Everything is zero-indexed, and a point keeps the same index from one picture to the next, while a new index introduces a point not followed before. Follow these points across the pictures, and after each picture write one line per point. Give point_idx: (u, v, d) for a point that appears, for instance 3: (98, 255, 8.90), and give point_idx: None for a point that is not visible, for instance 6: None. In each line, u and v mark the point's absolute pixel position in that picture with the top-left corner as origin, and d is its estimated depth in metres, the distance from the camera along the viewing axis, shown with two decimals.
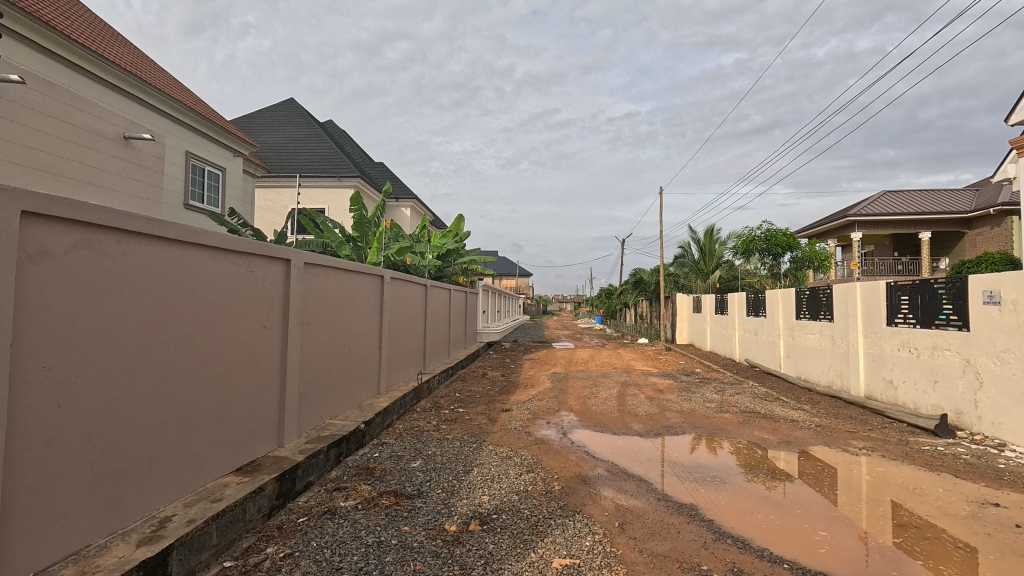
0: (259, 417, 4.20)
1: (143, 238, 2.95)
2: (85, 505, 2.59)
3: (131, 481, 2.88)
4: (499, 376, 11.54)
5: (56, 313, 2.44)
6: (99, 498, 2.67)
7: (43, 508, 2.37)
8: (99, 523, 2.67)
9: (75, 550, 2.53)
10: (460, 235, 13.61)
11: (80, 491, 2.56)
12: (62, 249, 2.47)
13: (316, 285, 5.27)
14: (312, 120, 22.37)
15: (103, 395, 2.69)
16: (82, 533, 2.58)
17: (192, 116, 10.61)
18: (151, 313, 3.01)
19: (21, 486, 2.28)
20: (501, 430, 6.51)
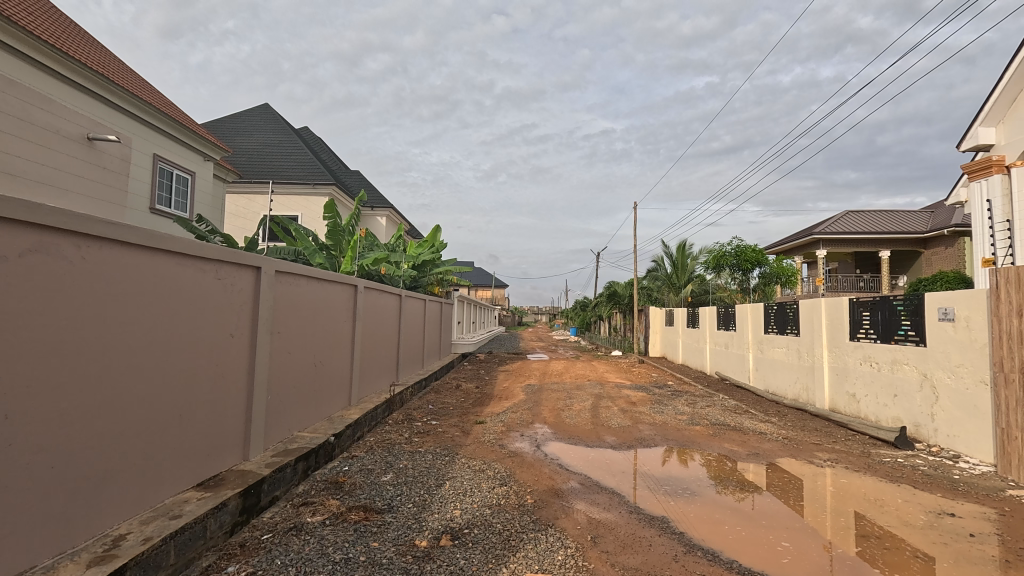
0: (224, 429, 4.06)
1: (103, 241, 2.84)
2: (29, 525, 2.44)
3: (85, 498, 2.75)
4: (473, 388, 11.46)
5: (11, 318, 2.34)
6: (46, 517, 2.53)
7: None
8: (49, 542, 2.54)
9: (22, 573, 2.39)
10: (436, 245, 13.57)
11: (26, 507, 2.41)
12: (16, 253, 2.36)
13: (286, 293, 5.14)
14: (287, 126, 22.09)
15: (57, 404, 2.57)
16: (29, 554, 2.43)
17: (159, 117, 10.31)
18: (110, 321, 2.90)
19: None
20: (474, 442, 6.45)
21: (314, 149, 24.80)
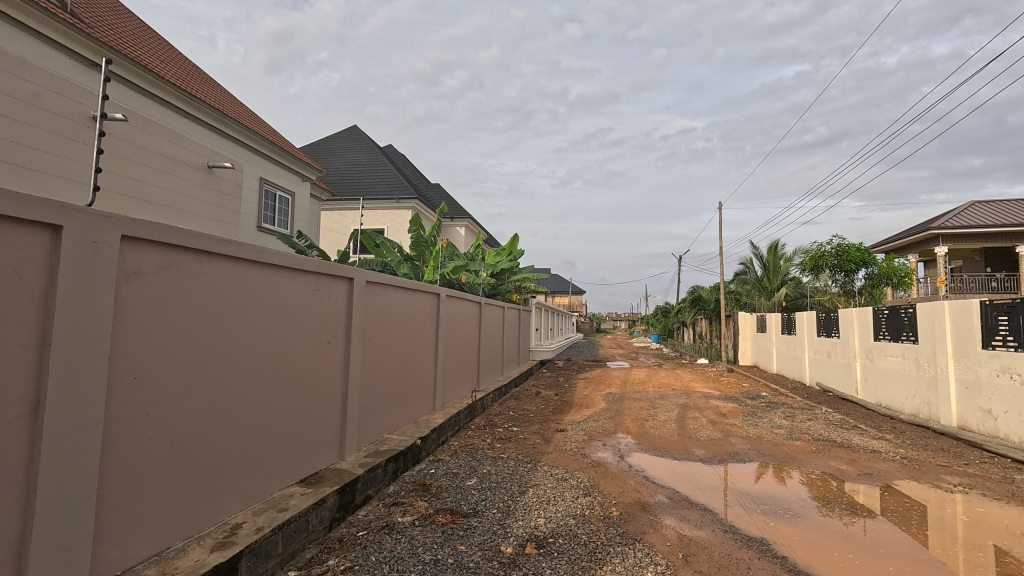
0: (323, 430, 4.36)
1: (221, 256, 3.17)
2: (163, 510, 2.76)
3: (208, 488, 3.07)
4: (552, 396, 11.42)
5: (148, 326, 2.68)
6: (176, 503, 2.85)
7: (128, 508, 2.56)
8: (179, 526, 2.86)
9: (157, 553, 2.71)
10: (514, 253, 13.74)
11: (158, 493, 2.74)
12: (153, 269, 2.70)
13: (376, 301, 5.43)
14: (374, 145, 23.52)
15: (186, 402, 2.91)
16: (163, 535, 2.76)
17: (265, 145, 11.42)
18: (228, 329, 3.23)
19: (114, 486, 2.49)
20: (556, 450, 6.41)
21: (398, 166, 26.13)
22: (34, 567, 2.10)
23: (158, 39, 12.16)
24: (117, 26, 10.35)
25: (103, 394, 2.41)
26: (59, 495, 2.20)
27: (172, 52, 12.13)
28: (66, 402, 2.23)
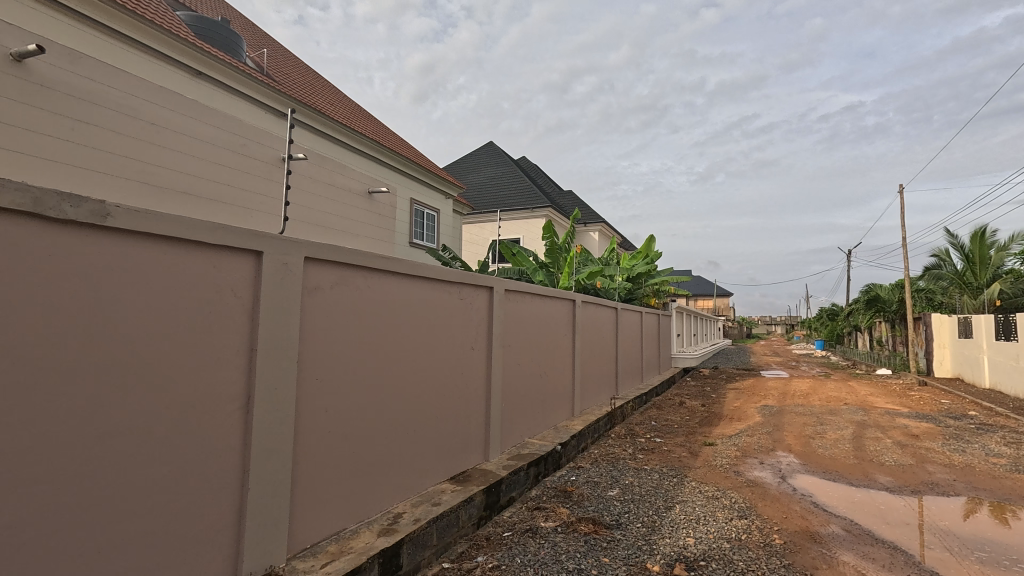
0: (469, 431, 4.64)
1: (380, 271, 3.56)
2: (339, 496, 3.20)
3: (374, 479, 3.47)
4: (698, 406, 10.72)
5: (326, 334, 3.12)
6: (349, 490, 3.28)
7: (314, 492, 3.02)
8: (352, 510, 3.30)
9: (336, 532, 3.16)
10: (651, 255, 13.23)
11: (334, 479, 3.16)
12: (329, 285, 3.14)
13: (514, 309, 5.62)
14: (508, 159, 24.55)
15: (355, 401, 3.34)
16: (339, 518, 3.20)
17: (414, 168, 12.77)
18: (387, 337, 3.62)
19: (304, 473, 2.95)
20: (704, 465, 5.98)
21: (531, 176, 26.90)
22: (247, 532, 2.58)
23: (329, 87, 14.21)
24: (297, 79, 12.29)
25: (294, 391, 2.86)
26: (263, 473, 2.67)
27: (339, 96, 14.08)
28: (267, 396, 2.70)
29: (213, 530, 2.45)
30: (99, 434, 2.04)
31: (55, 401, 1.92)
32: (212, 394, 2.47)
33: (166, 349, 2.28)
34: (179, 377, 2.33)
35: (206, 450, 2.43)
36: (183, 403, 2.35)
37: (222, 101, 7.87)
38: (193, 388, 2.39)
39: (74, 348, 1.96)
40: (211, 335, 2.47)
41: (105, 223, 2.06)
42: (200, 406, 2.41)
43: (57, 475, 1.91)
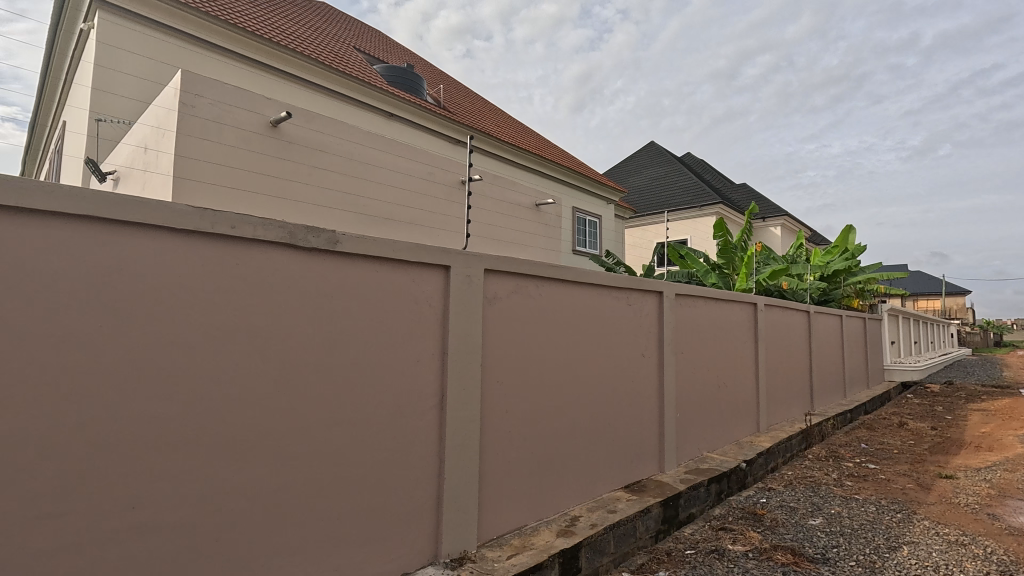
0: (641, 439, 4.73)
1: (544, 279, 3.98)
2: (520, 488, 3.68)
3: (547, 470, 3.86)
4: (929, 429, 8.79)
5: (503, 340, 3.66)
6: (528, 484, 3.73)
7: (499, 482, 3.53)
8: (528, 496, 3.71)
9: (514, 511, 3.62)
10: (853, 249, 11.34)
11: (512, 464, 3.64)
12: (505, 293, 3.71)
13: (688, 314, 5.39)
14: (672, 157, 23.49)
15: (530, 403, 3.79)
16: (521, 508, 3.66)
17: (575, 177, 13.58)
18: (556, 343, 4.02)
19: (490, 464, 3.49)
20: (941, 502, 4.90)
21: (697, 171, 25.24)
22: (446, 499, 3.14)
23: (495, 110, 15.40)
24: (469, 107, 13.60)
25: (478, 384, 3.43)
26: (456, 452, 3.23)
27: (504, 117, 15.17)
28: (458, 386, 3.29)
29: (422, 493, 3.08)
30: (341, 414, 2.74)
31: (318, 388, 2.66)
32: (419, 383, 3.12)
33: (387, 347, 3.00)
34: (396, 368, 3.03)
35: (414, 428, 3.07)
36: (395, 394, 3.00)
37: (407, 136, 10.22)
38: (405, 377, 3.07)
39: (328, 347, 2.70)
40: (416, 335, 3.16)
41: (348, 253, 2.81)
42: (410, 391, 3.08)
43: (320, 439, 2.64)
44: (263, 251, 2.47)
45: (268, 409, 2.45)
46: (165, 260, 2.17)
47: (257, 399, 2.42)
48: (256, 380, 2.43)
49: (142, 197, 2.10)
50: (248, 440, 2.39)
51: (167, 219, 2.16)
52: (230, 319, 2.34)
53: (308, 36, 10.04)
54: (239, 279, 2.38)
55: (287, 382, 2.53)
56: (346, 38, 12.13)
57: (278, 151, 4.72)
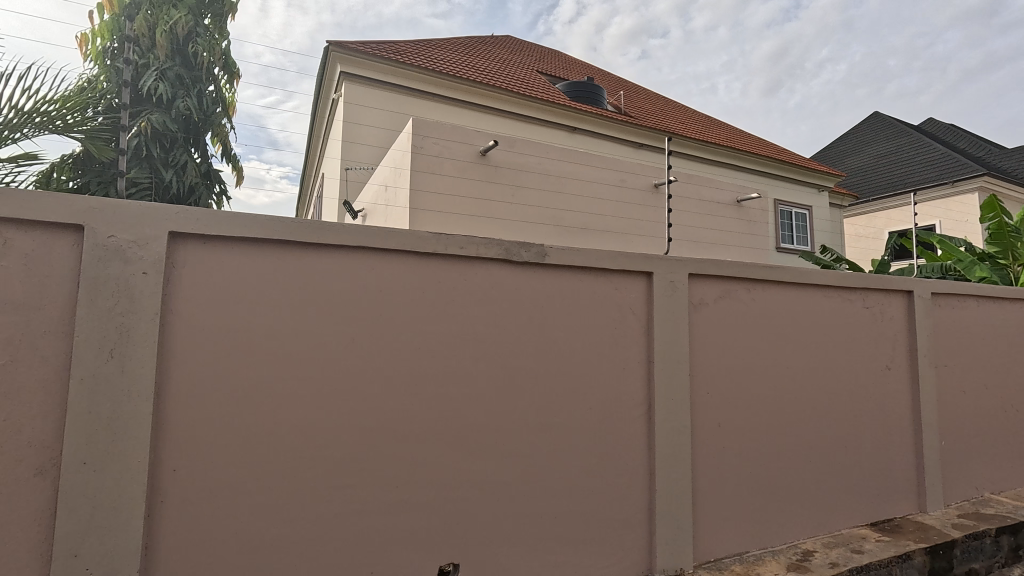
0: (887, 463, 4.27)
1: (747, 279, 3.94)
2: (739, 504, 3.76)
3: (761, 475, 3.85)
4: None
5: (713, 347, 3.79)
6: (748, 499, 3.79)
7: (715, 497, 3.69)
8: (742, 498, 3.78)
9: (728, 513, 3.72)
10: None
11: (722, 466, 3.74)
12: (713, 298, 3.83)
13: (947, 318, 4.60)
14: (906, 128, 19.44)
15: (744, 415, 3.85)
16: (740, 527, 3.75)
17: (773, 164, 12.72)
18: (771, 352, 3.98)
19: (705, 476, 3.68)
20: None
21: (944, 140, 20.30)
22: (659, 490, 3.48)
23: (677, 107, 14.76)
24: (651, 108, 13.37)
25: (686, 386, 3.64)
26: (666, 449, 3.53)
27: (688, 112, 14.45)
28: (664, 388, 3.57)
29: (635, 483, 3.47)
30: (565, 412, 3.29)
31: (547, 390, 3.26)
32: (629, 383, 3.51)
33: (598, 350, 3.43)
34: (607, 370, 3.45)
35: (625, 424, 3.47)
36: (608, 393, 3.44)
37: (588, 146, 10.88)
38: (616, 378, 3.47)
39: (545, 353, 3.27)
40: (625, 339, 3.52)
41: (558, 269, 3.34)
42: (621, 390, 3.48)
43: (548, 434, 3.23)
44: (488, 265, 3.14)
45: (505, 396, 3.13)
46: (421, 274, 2.96)
47: (496, 390, 3.11)
48: (499, 380, 3.13)
49: (410, 230, 2.91)
50: (497, 427, 3.10)
51: (414, 244, 2.93)
52: (480, 330, 3.10)
53: (498, 69, 10.99)
54: (480, 290, 3.12)
55: (522, 379, 3.19)
56: (529, 63, 12.94)
57: (488, 176, 5.22)
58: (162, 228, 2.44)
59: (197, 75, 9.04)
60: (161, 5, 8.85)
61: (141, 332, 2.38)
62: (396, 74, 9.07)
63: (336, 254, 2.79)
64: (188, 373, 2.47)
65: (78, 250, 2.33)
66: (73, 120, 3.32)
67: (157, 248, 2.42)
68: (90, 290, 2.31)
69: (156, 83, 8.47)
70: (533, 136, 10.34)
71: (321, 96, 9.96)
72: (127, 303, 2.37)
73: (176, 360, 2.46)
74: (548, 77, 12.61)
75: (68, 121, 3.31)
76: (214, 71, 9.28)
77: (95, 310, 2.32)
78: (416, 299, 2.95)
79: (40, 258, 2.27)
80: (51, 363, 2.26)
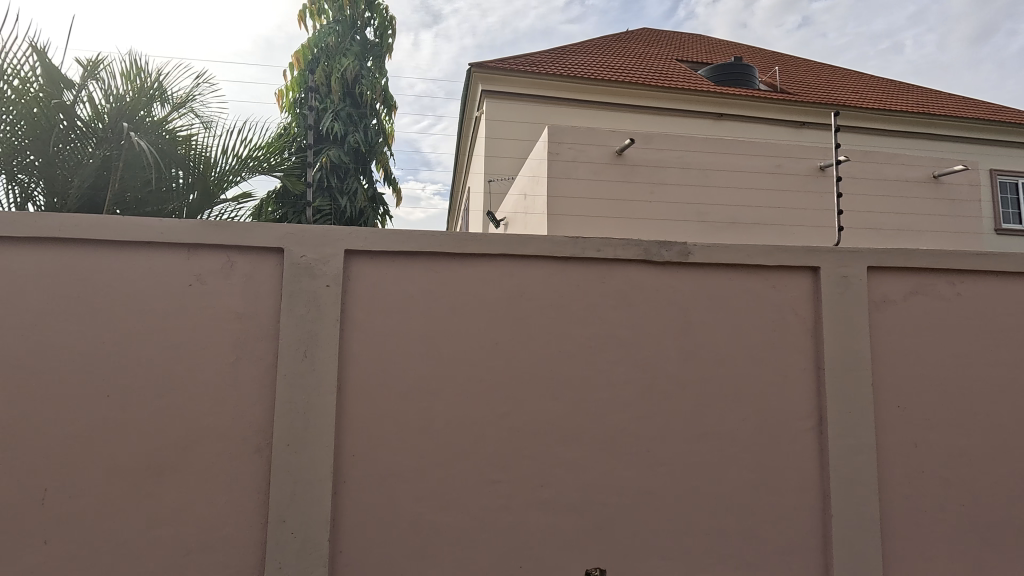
0: None
1: (949, 271, 3.27)
2: (944, 542, 3.15)
3: (973, 506, 3.19)
4: None
5: (903, 353, 3.21)
6: (957, 537, 3.16)
7: (911, 532, 3.13)
8: (949, 534, 3.16)
9: (929, 548, 3.13)
10: None
11: (920, 492, 3.16)
12: (901, 295, 3.25)
13: None
14: None
15: (949, 436, 3.21)
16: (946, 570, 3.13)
17: (987, 128, 10.43)
18: (985, 359, 3.26)
19: (896, 506, 3.14)
20: None
21: None
22: (834, 513, 3.06)
23: (847, 74, 12.85)
24: (813, 80, 11.84)
25: (869, 398, 3.14)
26: (843, 469, 3.09)
27: (862, 79, 12.48)
28: (839, 398, 3.12)
29: (805, 504, 3.09)
30: (718, 422, 3.06)
31: (697, 398, 3.07)
32: (794, 392, 3.14)
33: (755, 356, 3.13)
34: (767, 378, 3.13)
35: (789, 437, 3.11)
36: (768, 403, 3.11)
37: (737, 132, 10.00)
38: (777, 386, 3.13)
39: (693, 359, 3.08)
40: (787, 343, 3.16)
41: (704, 268, 3.14)
42: (784, 399, 3.13)
43: (699, 445, 3.04)
44: (628, 268, 3.08)
45: (650, 403, 3.02)
46: (560, 280, 3.02)
47: (640, 397, 3.02)
48: (643, 386, 3.03)
49: (549, 236, 2.98)
50: (643, 435, 3.00)
51: (551, 249, 2.99)
52: (621, 333, 3.04)
53: (634, 64, 10.69)
54: (620, 294, 3.06)
55: (667, 385, 3.05)
56: (668, 53, 12.30)
57: (626, 175, 5.14)
58: (338, 247, 2.85)
59: (363, 111, 10.30)
60: (334, 56, 10.30)
61: (326, 337, 2.80)
62: (531, 86, 9.37)
63: (479, 262, 2.97)
64: (361, 372, 2.84)
65: (281, 269, 2.84)
66: (274, 161, 4.00)
67: (336, 265, 2.84)
68: (289, 301, 2.80)
69: (332, 124, 9.93)
70: (674, 128, 9.84)
71: (465, 116, 10.72)
72: (315, 312, 2.81)
73: (352, 361, 2.84)
74: (689, 64, 11.88)
75: (271, 162, 4.00)
76: (375, 107, 10.48)
77: (293, 318, 2.79)
78: (557, 305, 3.01)
79: (255, 277, 2.82)
80: (264, 362, 2.78)
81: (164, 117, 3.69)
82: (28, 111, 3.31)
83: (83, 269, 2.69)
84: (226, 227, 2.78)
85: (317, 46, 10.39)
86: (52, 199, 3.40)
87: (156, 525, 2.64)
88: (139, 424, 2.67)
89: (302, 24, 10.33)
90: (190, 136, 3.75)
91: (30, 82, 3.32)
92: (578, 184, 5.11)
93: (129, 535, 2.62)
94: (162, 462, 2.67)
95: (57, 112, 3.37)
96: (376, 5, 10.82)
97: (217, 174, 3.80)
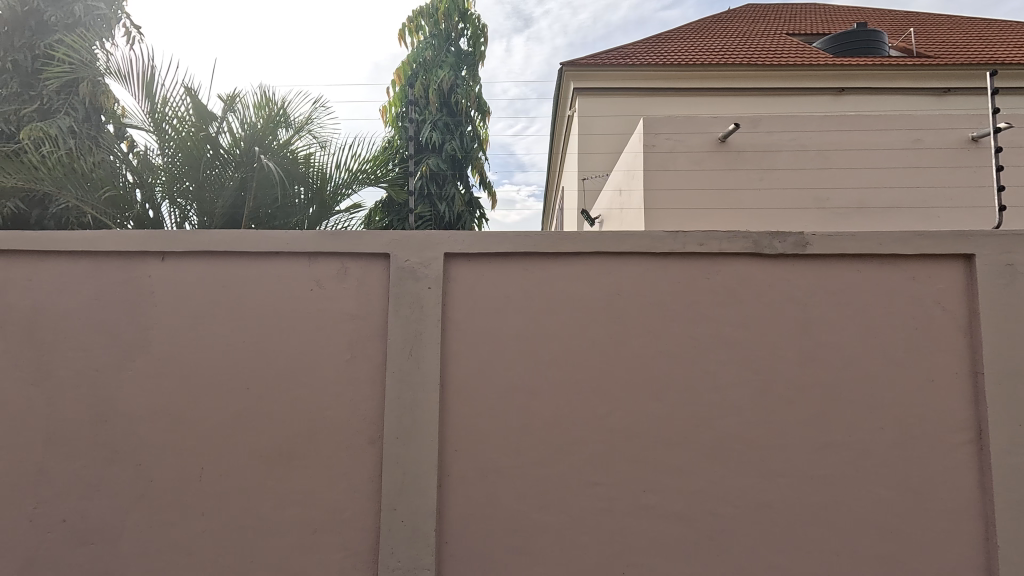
0: None
1: None
2: None
3: None
4: None
5: None
6: None
7: None
8: None
9: None
10: None
11: None
12: None
13: None
14: None
15: None
16: None
17: None
18: None
19: None
20: None
21: None
22: (1002, 544, 2.59)
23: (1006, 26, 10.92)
24: (959, 38, 10.21)
25: None
26: (1012, 492, 2.61)
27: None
28: (1006, 409, 2.64)
29: (960, 530, 2.66)
30: (846, 432, 2.74)
31: (820, 404, 2.76)
32: (942, 399, 2.72)
33: (892, 358, 2.76)
34: (907, 382, 2.74)
35: (938, 452, 2.70)
36: (909, 412, 2.72)
37: (862, 106, 8.92)
38: (921, 393, 2.73)
39: (814, 361, 2.79)
40: (932, 343, 2.74)
41: (827, 259, 2.83)
42: (931, 409, 2.72)
43: (824, 457, 2.74)
44: (736, 262, 2.86)
45: (764, 409, 2.79)
46: (661, 277, 2.89)
47: (752, 401, 2.79)
48: (756, 389, 2.80)
49: (646, 233, 2.87)
50: (756, 442, 2.78)
51: (650, 245, 2.88)
52: (729, 332, 2.84)
53: (738, 44, 9.96)
54: (726, 290, 2.86)
55: (783, 389, 2.79)
56: (776, 27, 11.31)
57: (730, 163, 4.81)
58: (439, 251, 2.98)
59: (458, 120, 10.70)
60: (431, 69, 10.80)
61: (430, 337, 2.94)
62: (625, 77, 9.10)
63: (575, 260, 2.94)
64: (463, 370, 2.94)
65: (388, 273, 3.03)
66: (380, 173, 4.28)
67: (437, 267, 2.97)
68: (396, 303, 2.97)
69: (431, 134, 10.40)
70: (785, 108, 9.03)
71: (558, 115, 10.72)
72: (419, 313, 2.96)
73: (454, 359, 2.95)
74: (801, 37, 10.83)
75: (377, 174, 4.28)
76: (470, 114, 10.84)
77: (400, 318, 2.96)
78: (657, 303, 2.88)
79: (366, 281, 3.03)
80: (375, 359, 2.99)
81: (287, 140, 4.09)
82: (184, 144, 3.87)
83: (227, 278, 3.08)
84: (340, 236, 3.03)
85: (416, 61, 10.97)
86: (203, 218, 3.97)
87: (288, 505, 2.94)
88: (274, 415, 2.99)
89: (402, 42, 10.96)
90: (309, 155, 4.13)
91: (184, 119, 3.86)
92: (677, 175, 4.86)
93: (267, 511, 2.95)
94: (291, 449, 2.97)
95: (204, 142, 3.88)
96: (468, 15, 11.20)
97: (332, 188, 4.16)
